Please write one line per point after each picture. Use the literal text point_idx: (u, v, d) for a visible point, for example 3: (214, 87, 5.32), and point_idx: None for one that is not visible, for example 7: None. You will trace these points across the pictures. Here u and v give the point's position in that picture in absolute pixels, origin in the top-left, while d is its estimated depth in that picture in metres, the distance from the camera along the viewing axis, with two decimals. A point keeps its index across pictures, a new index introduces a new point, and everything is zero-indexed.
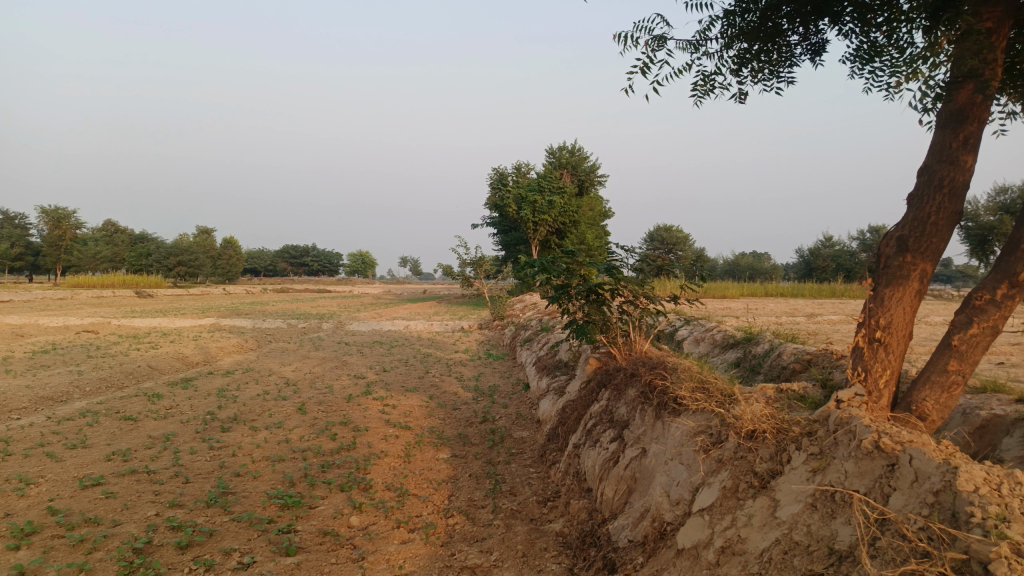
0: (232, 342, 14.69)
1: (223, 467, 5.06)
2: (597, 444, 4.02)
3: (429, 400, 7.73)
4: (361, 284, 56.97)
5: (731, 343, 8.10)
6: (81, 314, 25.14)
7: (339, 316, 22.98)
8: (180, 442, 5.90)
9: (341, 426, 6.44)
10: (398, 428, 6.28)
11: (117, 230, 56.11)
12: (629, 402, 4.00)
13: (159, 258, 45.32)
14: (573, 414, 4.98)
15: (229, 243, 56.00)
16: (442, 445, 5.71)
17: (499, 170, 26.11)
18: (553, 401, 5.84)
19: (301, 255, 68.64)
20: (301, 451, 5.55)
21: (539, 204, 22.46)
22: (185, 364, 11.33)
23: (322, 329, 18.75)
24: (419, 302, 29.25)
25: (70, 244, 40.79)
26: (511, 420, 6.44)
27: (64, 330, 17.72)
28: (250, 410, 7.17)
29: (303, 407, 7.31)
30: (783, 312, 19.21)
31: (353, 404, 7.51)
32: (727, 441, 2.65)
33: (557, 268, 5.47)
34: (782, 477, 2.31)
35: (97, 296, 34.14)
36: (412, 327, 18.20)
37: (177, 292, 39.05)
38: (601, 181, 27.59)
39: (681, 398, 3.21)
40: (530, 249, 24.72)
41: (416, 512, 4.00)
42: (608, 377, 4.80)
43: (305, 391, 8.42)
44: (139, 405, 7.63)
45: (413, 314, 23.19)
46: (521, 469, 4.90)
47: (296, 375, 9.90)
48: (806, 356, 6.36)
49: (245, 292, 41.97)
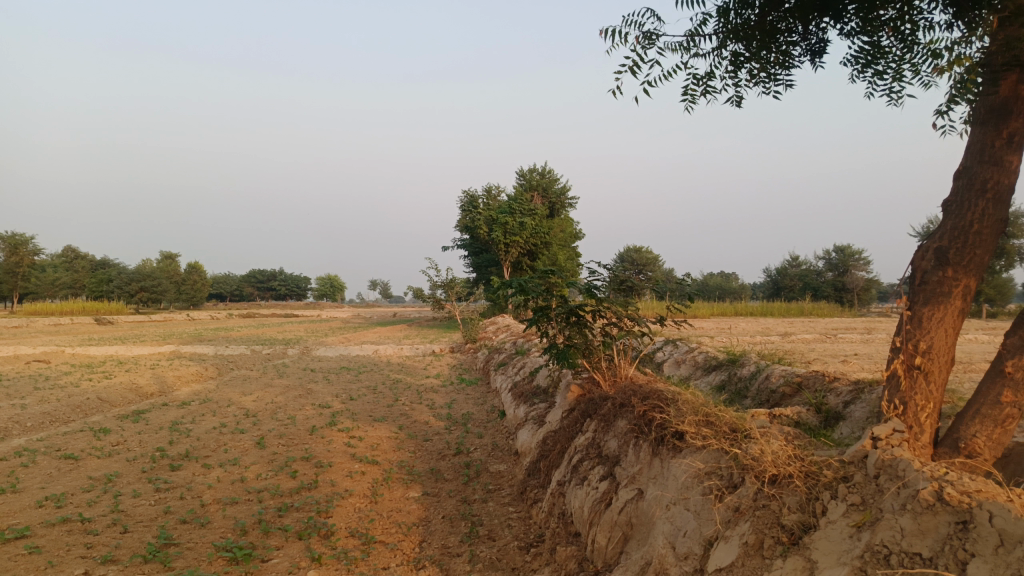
0: (192, 370, 14.05)
1: (168, 513, 4.57)
2: (585, 481, 3.63)
3: (399, 431, 7.27)
4: (328, 309, 56.13)
5: (714, 366, 7.81)
6: (35, 342, 24.17)
7: (307, 342, 22.34)
8: (124, 483, 5.38)
9: (303, 462, 5.96)
10: (364, 463, 5.83)
11: (78, 256, 54.76)
12: (620, 435, 3.63)
13: (120, 284, 44.27)
14: (556, 446, 4.59)
15: (194, 269, 54.86)
16: (413, 482, 5.27)
17: (469, 192, 25.80)
18: (533, 431, 5.44)
19: (268, 279, 67.55)
20: (257, 491, 5.06)
21: (510, 225, 22.19)
22: (140, 394, 10.72)
23: (288, 355, 18.13)
24: (389, 326, 28.65)
25: (27, 270, 39.49)
26: (487, 452, 6.01)
27: (13, 360, 16.89)
28: (205, 446, 6.66)
29: (261, 441, 6.80)
30: (757, 331, 19.05)
31: (317, 436, 7.01)
32: (744, 487, 2.29)
33: (535, 288, 5.10)
34: (816, 532, 1.96)
35: (55, 323, 33.06)
36: (381, 352, 17.68)
37: (138, 319, 37.93)
38: (572, 203, 27.42)
39: (683, 434, 2.84)
40: (501, 271, 24.37)
41: (381, 564, 3.56)
42: (593, 405, 4.43)
43: (266, 423, 7.90)
44: (83, 441, 7.05)
45: (383, 339, 22.62)
46: (499, 508, 4.49)
47: (256, 405, 9.35)
48: (796, 379, 6.07)
49: (210, 317, 41.03)
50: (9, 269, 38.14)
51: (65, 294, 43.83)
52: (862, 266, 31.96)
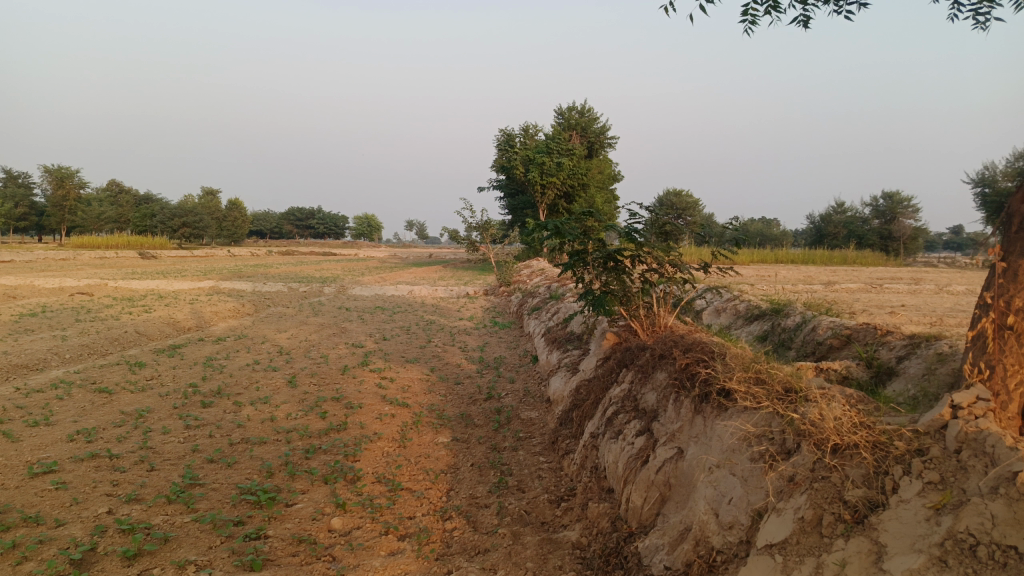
0: (229, 306, 14.19)
1: (197, 452, 4.52)
2: (620, 435, 3.44)
3: (430, 373, 7.17)
4: (364, 248, 56.46)
5: (757, 315, 7.51)
6: (81, 275, 24.75)
7: (343, 281, 22.45)
8: (154, 419, 5.37)
9: (332, 403, 5.89)
10: (394, 405, 5.73)
11: (122, 191, 55.70)
12: (659, 389, 3.42)
13: (163, 219, 44.96)
14: (590, 396, 4.39)
15: (234, 207, 55.42)
16: (442, 426, 5.15)
17: (506, 131, 25.26)
18: (566, 378, 5.26)
19: (306, 218, 67.99)
20: (286, 432, 4.99)
21: (547, 166, 21.73)
22: (177, 329, 10.83)
23: (324, 293, 18.22)
24: (425, 267, 28.64)
25: (73, 204, 40.37)
26: (519, 397, 5.86)
27: (59, 292, 17.27)
28: (236, 383, 6.64)
29: (293, 380, 6.77)
30: (800, 279, 18.48)
31: (348, 377, 6.96)
32: (800, 455, 2.07)
33: (572, 231, 4.83)
34: (885, 512, 1.74)
35: (101, 256, 33.83)
36: (416, 292, 17.65)
37: (180, 254, 38.59)
38: (611, 144, 26.69)
39: (730, 392, 2.61)
40: (537, 213, 24.02)
41: (407, 514, 3.44)
42: (630, 354, 4.21)
43: (298, 361, 7.87)
44: (118, 375, 7.10)
45: (418, 279, 22.62)
46: (529, 458, 4.34)
47: (290, 343, 9.35)
48: (845, 331, 5.76)
49: (250, 253, 41.61)
50: (57, 203, 39.06)
51: (111, 228, 44.71)
52: (911, 214, 30.72)
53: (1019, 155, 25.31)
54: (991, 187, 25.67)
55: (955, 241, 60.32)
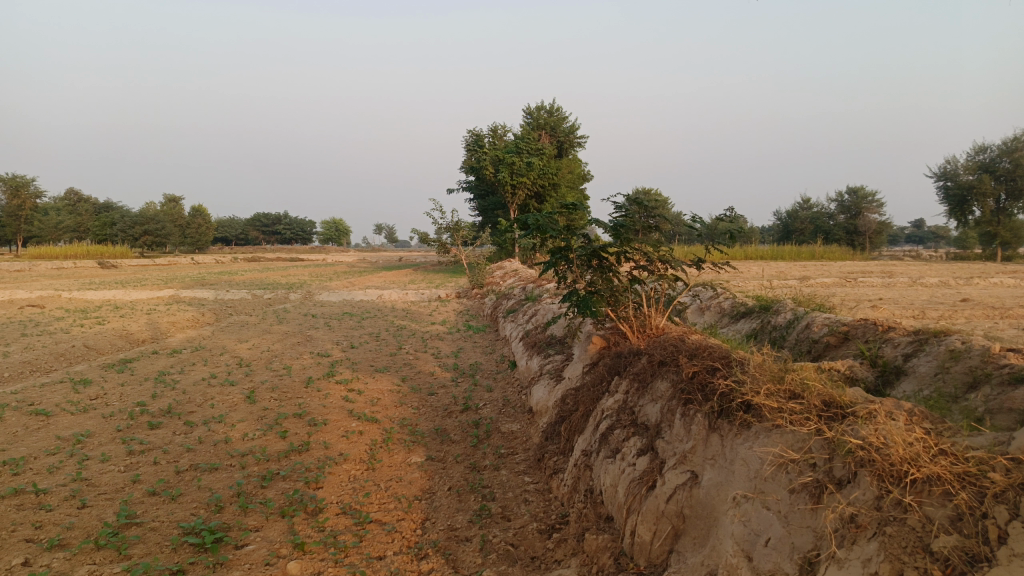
0: (188, 315, 13.50)
1: (138, 483, 4.01)
2: (618, 454, 3.02)
3: (401, 383, 6.69)
4: (333, 252, 55.56)
5: (744, 313, 7.19)
6: (34, 287, 23.67)
7: (310, 287, 21.77)
8: (93, 445, 4.82)
9: (294, 420, 5.39)
10: (362, 421, 5.25)
11: (81, 200, 54.14)
12: (660, 400, 3.01)
13: (124, 228, 43.71)
14: (578, 407, 3.96)
15: (197, 213, 54.16)
16: (415, 444, 4.69)
17: (474, 132, 24.80)
18: (549, 387, 4.83)
19: (273, 224, 66.62)
20: (241, 456, 4.48)
21: (516, 165, 21.35)
22: (130, 342, 10.17)
23: (290, 300, 17.58)
24: (394, 271, 28.02)
25: (29, 214, 38.95)
26: (498, 408, 5.43)
27: (8, 305, 16.38)
28: (189, 401, 6.10)
29: (252, 395, 6.23)
30: (773, 273, 18.28)
31: (313, 390, 6.44)
32: (861, 489, 1.69)
33: (554, 225, 4.42)
34: (991, 569, 1.35)
35: (58, 267, 32.58)
36: (386, 297, 17.10)
37: (142, 263, 37.41)
38: (581, 143, 26.39)
39: (757, 408, 2.21)
40: (507, 214, 23.61)
41: (376, 553, 2.99)
42: (622, 360, 3.81)
43: (259, 374, 7.34)
44: (59, 394, 6.50)
45: (387, 283, 22.03)
46: (513, 478, 3.90)
47: (251, 353, 8.78)
48: (842, 328, 5.45)
49: (214, 261, 40.57)
50: (12, 212, 37.76)
51: (70, 237, 43.26)
52: (875, 208, 30.91)
53: (980, 148, 25.58)
54: (954, 180, 25.88)
55: (916, 234, 61.34)
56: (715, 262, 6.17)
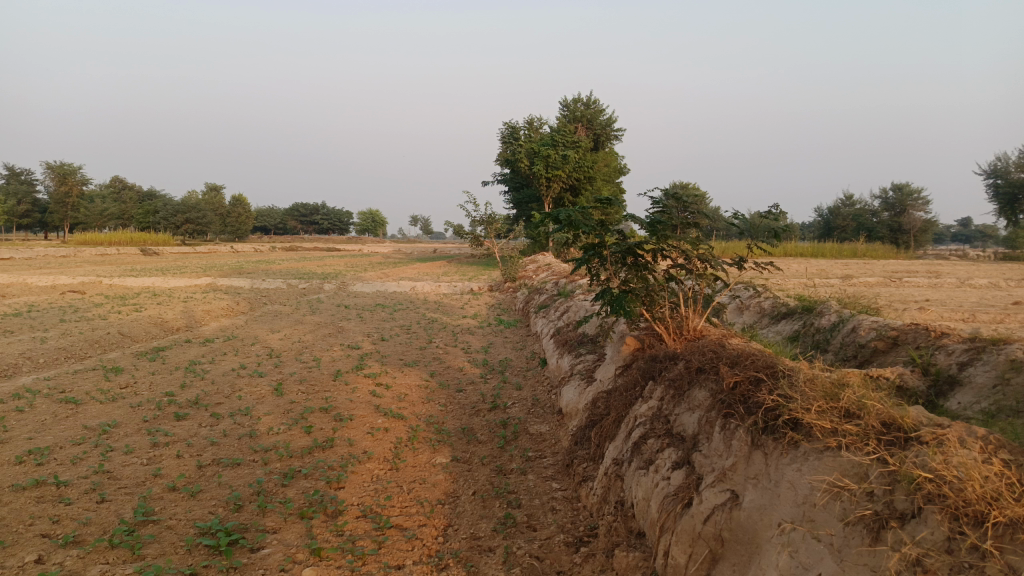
0: (223, 304, 13.60)
1: (158, 477, 3.95)
2: (652, 467, 2.85)
3: (430, 378, 6.57)
4: (368, 243, 55.94)
5: (786, 314, 6.92)
6: (77, 273, 24.17)
7: (344, 277, 21.86)
8: (118, 436, 4.79)
9: (320, 415, 5.31)
10: (388, 418, 5.14)
11: (126, 188, 55.33)
12: (698, 410, 2.83)
13: (166, 216, 44.54)
14: (610, 412, 3.79)
15: (237, 202, 54.97)
16: (441, 443, 4.56)
17: (511, 124, 24.62)
18: (579, 389, 4.65)
19: (310, 214, 67.30)
20: (264, 451, 4.40)
21: (552, 158, 21.13)
22: (165, 330, 10.24)
23: (324, 290, 17.64)
24: (428, 262, 28.00)
25: (76, 201, 39.86)
26: (527, 408, 5.27)
27: (51, 290, 16.70)
28: (217, 392, 6.06)
29: (279, 388, 6.17)
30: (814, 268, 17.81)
31: (340, 383, 6.36)
32: (929, 529, 1.50)
33: (588, 222, 4.24)
34: None
35: (102, 253, 33.30)
36: (419, 288, 17.06)
37: (182, 251, 38.05)
38: (617, 136, 26.04)
39: (807, 427, 2.02)
40: (542, 208, 23.42)
41: (395, 562, 2.87)
42: (657, 364, 3.63)
43: (288, 365, 7.28)
44: (90, 382, 6.52)
45: (420, 275, 22.02)
46: (540, 484, 3.74)
47: (281, 344, 8.76)
48: (892, 333, 5.18)
49: (252, 249, 41.10)
50: (59, 199, 38.67)
51: (114, 224, 44.21)
52: (921, 206, 30.00)
53: None
54: (1005, 177, 24.97)
55: (963, 233, 59.56)
56: (759, 262, 5.92)
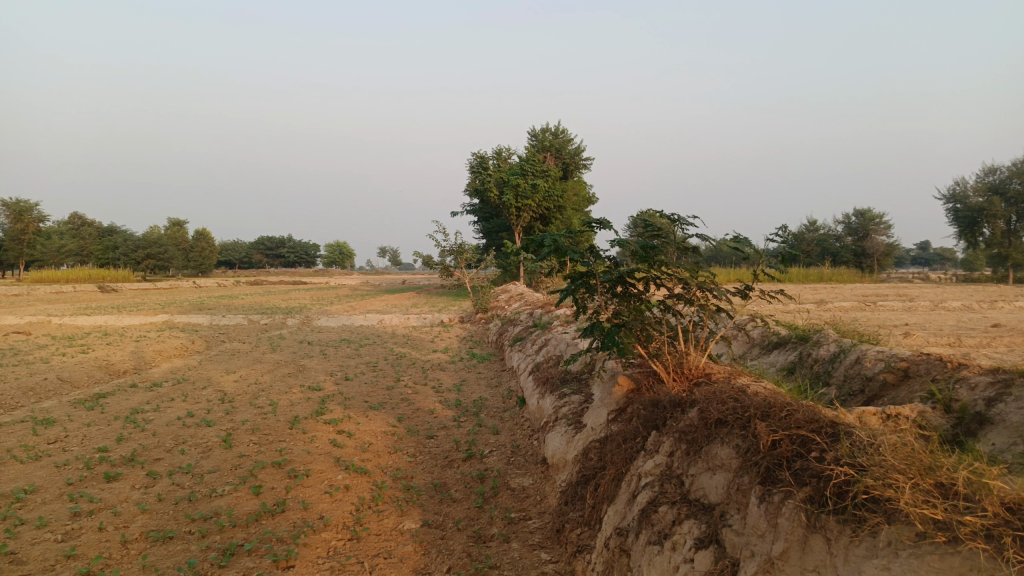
0: (177, 343, 12.81)
1: (71, 560, 3.30)
2: (667, 543, 2.33)
3: (397, 423, 5.98)
4: (335, 275, 55.05)
5: (778, 343, 6.53)
6: (27, 311, 23.08)
7: (309, 311, 21.14)
8: (33, 504, 4.13)
9: (273, 471, 4.69)
10: (350, 473, 4.55)
11: (85, 223, 53.85)
12: (724, 473, 2.33)
13: (126, 251, 43.27)
14: (606, 467, 3.28)
15: (200, 237, 53.81)
16: (410, 504, 3.98)
17: (479, 154, 24.27)
18: (566, 436, 4.12)
19: (276, 247, 66.14)
20: (203, 520, 3.79)
21: (521, 187, 20.80)
22: (110, 373, 9.47)
23: (287, 325, 16.88)
24: (396, 294, 27.36)
25: (32, 237, 38.42)
26: (506, 457, 4.72)
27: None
28: (158, 446, 5.40)
29: (229, 439, 5.52)
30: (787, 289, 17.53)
31: (297, 432, 5.74)
32: None
33: (575, 247, 3.77)
34: None
35: (57, 291, 31.99)
36: (386, 322, 16.42)
37: (143, 287, 36.81)
38: (586, 165, 25.84)
39: (901, 513, 1.58)
40: (512, 237, 23.02)
41: None
42: (661, 411, 3.15)
43: (242, 411, 6.63)
44: (15, 437, 5.81)
45: (389, 307, 21.39)
46: (527, 555, 3.19)
47: (237, 387, 8.09)
48: (902, 363, 4.77)
49: (216, 284, 40.00)
50: (15, 236, 37.30)
51: (72, 261, 42.72)
52: (884, 231, 30.26)
53: (990, 169, 25.06)
54: (963, 202, 25.22)
55: (922, 256, 60.59)
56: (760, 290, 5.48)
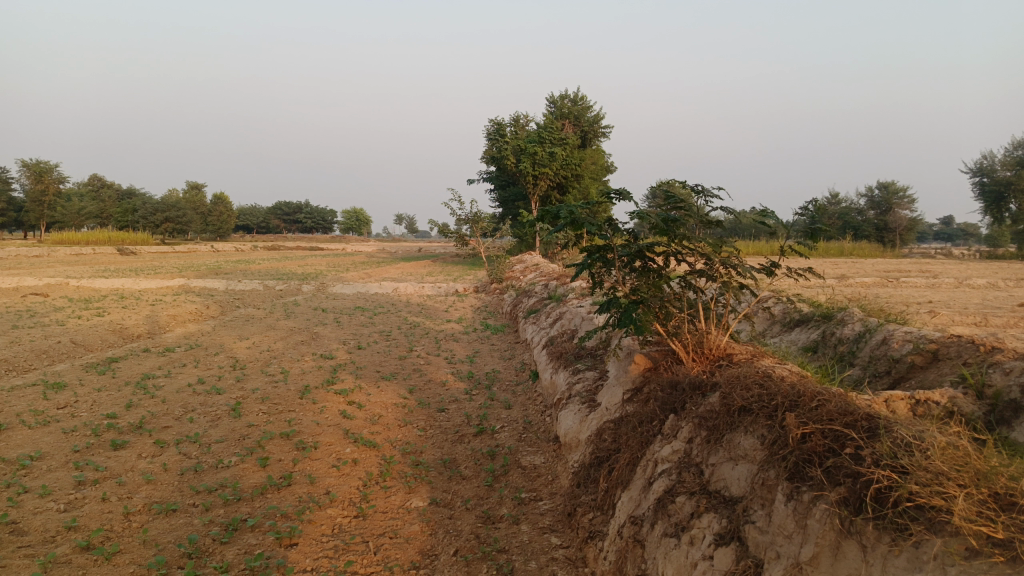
0: (192, 307, 12.80)
1: (71, 531, 3.23)
2: (685, 537, 2.20)
3: (408, 395, 5.89)
4: (351, 242, 55.06)
5: (801, 321, 6.34)
6: (46, 273, 23.23)
7: (324, 277, 21.09)
8: (38, 472, 4.08)
9: (280, 442, 4.62)
10: (358, 446, 4.46)
11: (104, 186, 54.07)
12: (748, 465, 2.19)
13: (145, 214, 43.44)
14: (620, 450, 3.15)
15: (218, 201, 53.89)
16: (418, 480, 3.88)
17: (496, 121, 23.92)
18: (580, 414, 3.99)
19: (293, 212, 66.18)
20: (208, 492, 3.72)
21: (539, 156, 20.50)
22: (124, 338, 9.46)
23: (302, 292, 16.85)
24: (412, 261, 27.27)
25: (52, 199, 38.65)
26: (518, 433, 4.61)
27: (12, 293, 15.78)
28: (166, 413, 5.34)
29: (238, 408, 5.45)
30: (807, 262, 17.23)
31: (307, 401, 5.66)
32: None
33: (591, 220, 3.60)
34: None
35: (76, 253, 32.21)
36: (401, 290, 16.34)
37: (161, 250, 36.99)
38: (605, 133, 25.42)
39: (953, 525, 1.45)
40: (528, 206, 22.78)
41: None
42: (680, 394, 3.00)
43: (253, 379, 6.57)
44: (24, 402, 5.78)
45: (404, 275, 21.31)
46: (536, 539, 3.08)
47: (248, 354, 8.03)
48: (931, 346, 4.59)
49: (234, 249, 40.13)
50: (35, 198, 37.52)
51: (92, 223, 42.93)
52: (907, 205, 29.65)
53: (1020, 143, 24.41)
54: (991, 176, 24.63)
55: (945, 231, 59.57)
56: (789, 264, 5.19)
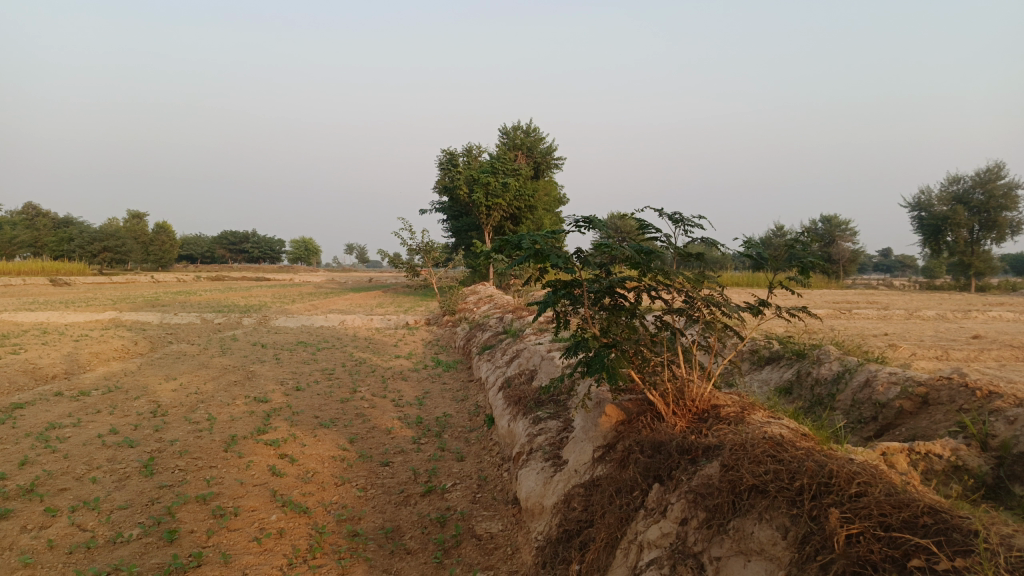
0: (120, 343, 11.87)
1: None
2: None
3: (348, 445, 5.27)
4: (300, 272, 53.75)
5: (771, 359, 5.96)
6: None
7: (269, 310, 20.17)
8: None
9: (194, 508, 3.96)
10: (285, 513, 3.84)
11: (40, 214, 51.82)
12: (770, 565, 1.72)
13: (82, 243, 41.56)
14: (594, 525, 2.64)
15: (161, 229, 52.13)
16: (353, 557, 3.29)
17: (448, 151, 23.51)
18: (543, 475, 3.46)
19: (240, 242, 64.48)
20: None
21: (492, 186, 20.15)
22: (37, 380, 8.57)
23: (243, 325, 15.98)
24: (362, 292, 26.45)
25: None
26: (471, 494, 4.06)
27: None
28: (64, 473, 4.61)
29: (150, 465, 4.76)
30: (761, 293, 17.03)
31: (232, 455, 5.00)
32: None
33: (557, 251, 3.11)
34: None
35: (5, 284, 30.41)
36: (349, 323, 15.62)
37: (98, 281, 35.30)
38: (558, 164, 25.25)
39: None
40: (481, 237, 22.34)
41: None
42: (664, 459, 2.53)
43: (174, 429, 5.86)
44: None
45: (352, 307, 20.56)
46: None
47: (174, 398, 7.28)
48: (920, 390, 4.23)
49: (176, 279, 38.58)
50: None
51: (26, 253, 40.79)
52: (849, 237, 30.22)
53: (954, 178, 24.95)
54: (927, 210, 24.98)
55: (883, 262, 61.36)
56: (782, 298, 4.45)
